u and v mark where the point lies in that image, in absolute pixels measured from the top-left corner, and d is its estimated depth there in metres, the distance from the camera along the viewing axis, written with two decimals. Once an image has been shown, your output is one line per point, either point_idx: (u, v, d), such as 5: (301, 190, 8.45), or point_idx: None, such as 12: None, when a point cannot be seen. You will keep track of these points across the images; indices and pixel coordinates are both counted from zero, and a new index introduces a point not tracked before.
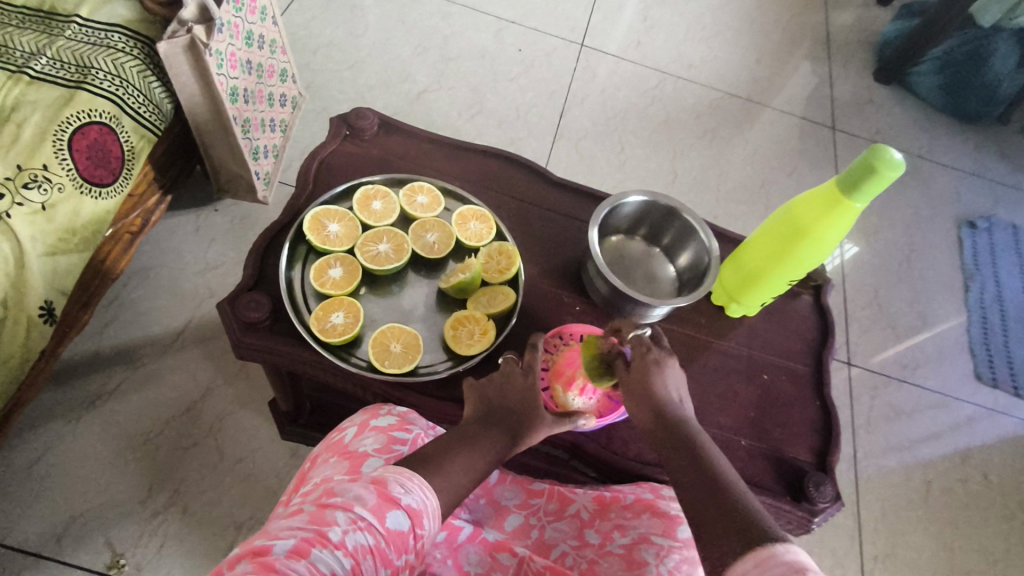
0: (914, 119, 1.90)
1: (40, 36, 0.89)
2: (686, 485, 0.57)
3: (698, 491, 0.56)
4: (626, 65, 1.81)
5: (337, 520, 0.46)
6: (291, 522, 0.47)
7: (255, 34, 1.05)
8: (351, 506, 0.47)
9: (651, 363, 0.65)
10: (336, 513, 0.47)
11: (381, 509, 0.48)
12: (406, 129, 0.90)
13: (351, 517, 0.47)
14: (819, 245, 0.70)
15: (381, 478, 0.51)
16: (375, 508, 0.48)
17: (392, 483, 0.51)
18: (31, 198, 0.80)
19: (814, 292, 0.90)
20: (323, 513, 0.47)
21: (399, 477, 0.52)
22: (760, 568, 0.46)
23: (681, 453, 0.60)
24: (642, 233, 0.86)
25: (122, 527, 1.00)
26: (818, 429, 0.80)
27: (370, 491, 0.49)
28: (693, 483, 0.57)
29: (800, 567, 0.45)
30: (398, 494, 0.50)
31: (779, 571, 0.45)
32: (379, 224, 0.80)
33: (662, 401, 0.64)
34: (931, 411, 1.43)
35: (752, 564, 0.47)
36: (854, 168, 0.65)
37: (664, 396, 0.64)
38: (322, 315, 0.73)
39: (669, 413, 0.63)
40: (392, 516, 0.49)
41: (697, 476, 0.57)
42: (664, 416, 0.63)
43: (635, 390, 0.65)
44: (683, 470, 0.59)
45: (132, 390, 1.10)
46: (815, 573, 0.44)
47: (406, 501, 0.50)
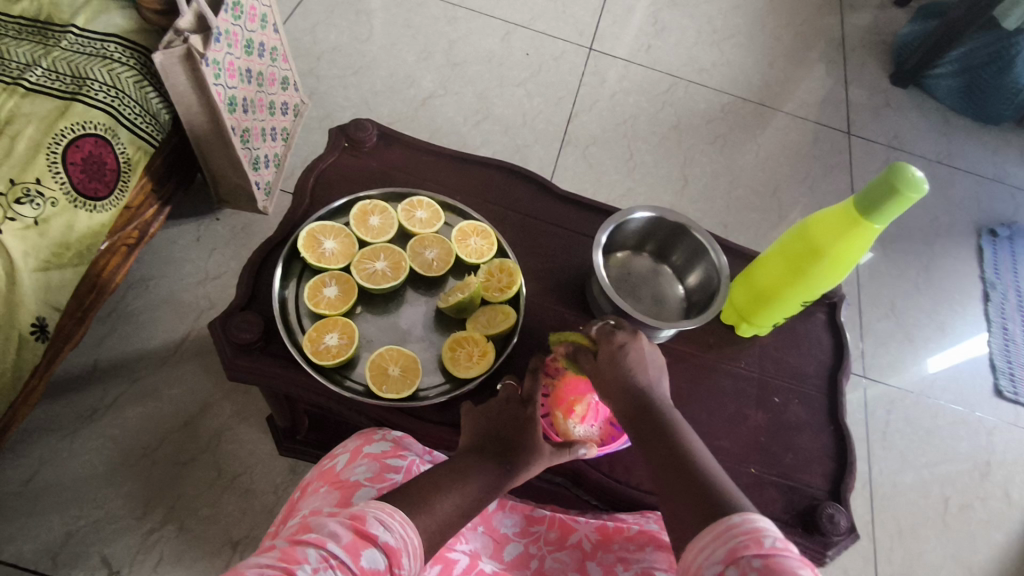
0: (932, 122, 1.85)
1: (36, 46, 0.88)
2: (665, 475, 0.55)
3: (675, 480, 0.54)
4: (635, 69, 1.77)
5: (308, 558, 0.43)
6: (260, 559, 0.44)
7: (255, 42, 1.04)
8: (324, 543, 0.45)
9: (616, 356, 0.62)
10: (307, 550, 0.44)
11: (356, 546, 0.46)
12: (406, 141, 0.87)
13: (322, 554, 0.44)
14: (835, 266, 0.67)
15: (360, 514, 0.49)
16: (349, 545, 0.45)
17: (371, 520, 0.48)
18: (24, 212, 0.79)
19: (828, 309, 0.87)
20: (293, 550, 0.44)
21: (379, 513, 0.49)
22: (718, 541, 0.46)
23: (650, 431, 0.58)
24: (649, 249, 0.83)
25: (118, 543, 0.98)
26: (832, 455, 0.77)
27: (346, 527, 0.47)
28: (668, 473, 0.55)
29: (756, 530, 0.46)
30: (375, 531, 0.48)
31: (738, 540, 0.45)
32: (377, 240, 0.78)
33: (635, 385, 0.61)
34: (951, 427, 1.39)
35: (714, 540, 0.47)
36: (873, 187, 0.61)
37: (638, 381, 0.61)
38: (315, 336, 0.70)
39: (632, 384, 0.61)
40: (368, 554, 0.46)
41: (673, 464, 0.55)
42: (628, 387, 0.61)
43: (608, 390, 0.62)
44: (659, 458, 0.56)
45: (130, 403, 1.09)
46: (772, 536, 0.45)
47: (384, 538, 0.48)
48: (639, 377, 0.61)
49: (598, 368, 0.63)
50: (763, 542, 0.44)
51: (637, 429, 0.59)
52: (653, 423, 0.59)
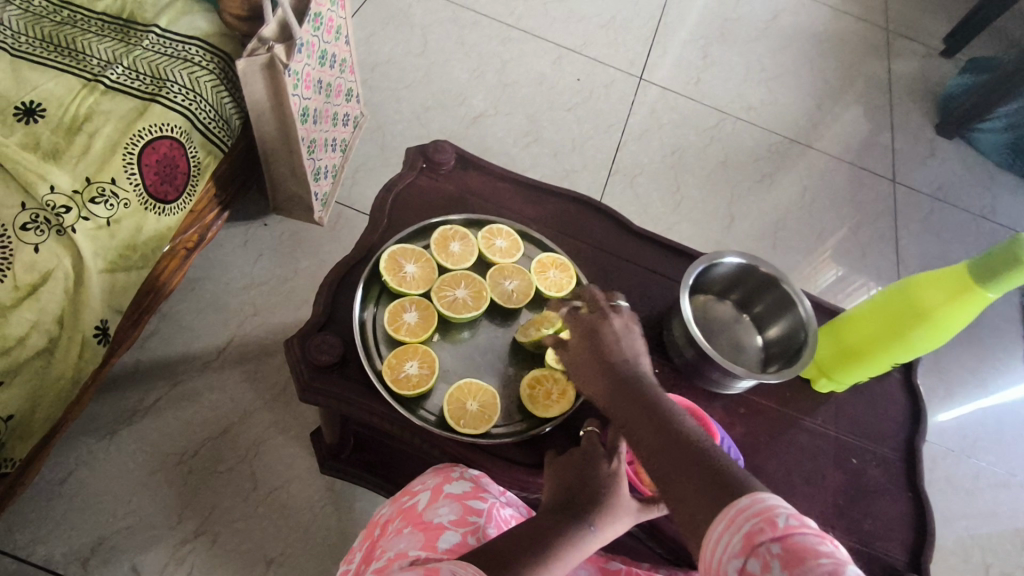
0: (977, 176, 1.84)
1: (118, 44, 0.87)
2: (653, 446, 0.50)
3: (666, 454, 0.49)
4: (684, 101, 1.77)
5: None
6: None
7: (328, 54, 1.03)
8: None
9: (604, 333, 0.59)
10: None
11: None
12: (485, 166, 0.86)
13: None
14: (936, 331, 0.65)
15: (435, 568, 0.47)
16: None
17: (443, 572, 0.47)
18: (97, 212, 0.77)
19: (903, 369, 0.85)
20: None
21: (452, 566, 0.48)
22: (733, 528, 0.43)
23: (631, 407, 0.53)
24: (733, 297, 0.81)
25: (150, 553, 0.96)
26: (911, 523, 0.74)
27: None
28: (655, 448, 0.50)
29: (768, 509, 0.43)
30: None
31: (751, 522, 0.42)
32: (457, 267, 0.76)
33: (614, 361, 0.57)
34: (992, 489, 1.36)
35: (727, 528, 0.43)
36: (993, 255, 0.60)
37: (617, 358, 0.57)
38: (395, 363, 0.68)
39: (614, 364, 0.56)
40: None
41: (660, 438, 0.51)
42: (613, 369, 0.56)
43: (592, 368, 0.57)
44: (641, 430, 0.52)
45: (169, 407, 1.06)
46: (785, 513, 0.42)
47: None
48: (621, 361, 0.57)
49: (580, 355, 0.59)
50: (776, 522, 0.42)
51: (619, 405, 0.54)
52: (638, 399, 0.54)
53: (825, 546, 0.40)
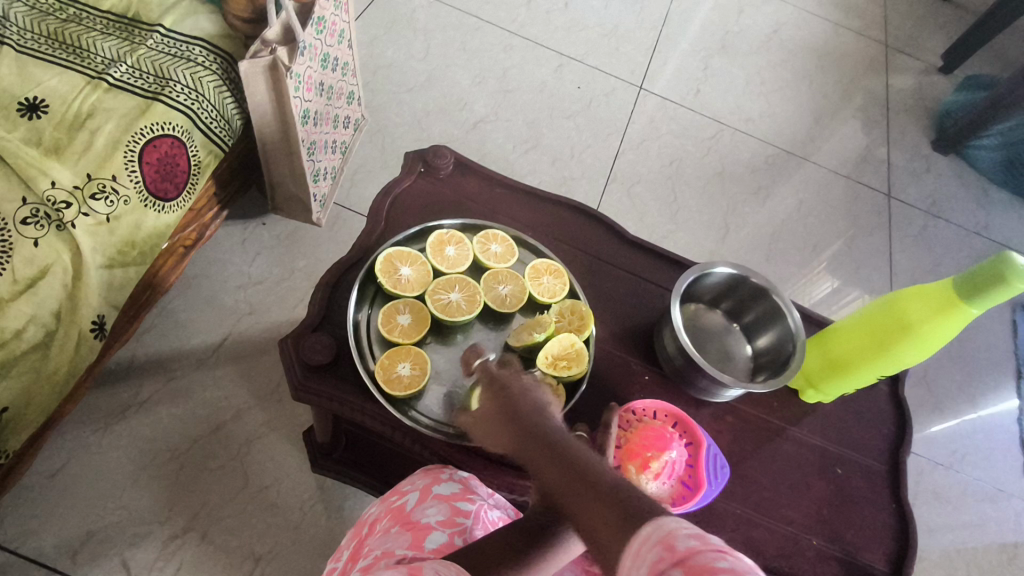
0: (971, 192, 1.85)
1: (122, 43, 0.88)
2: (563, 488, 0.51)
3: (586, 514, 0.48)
4: (682, 112, 1.78)
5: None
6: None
7: (331, 57, 1.04)
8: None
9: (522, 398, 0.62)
10: None
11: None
12: (482, 171, 0.87)
13: None
14: (921, 344, 0.66)
15: (418, 568, 0.48)
16: None
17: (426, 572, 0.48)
18: (97, 209, 0.78)
19: (890, 381, 0.86)
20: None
21: (435, 566, 0.49)
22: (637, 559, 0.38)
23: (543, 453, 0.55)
24: (724, 306, 0.82)
25: (140, 548, 0.96)
26: (893, 534, 0.75)
27: None
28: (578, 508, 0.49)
29: (669, 533, 0.38)
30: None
31: (653, 553, 0.37)
32: (451, 271, 0.77)
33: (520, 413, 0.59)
34: (978, 504, 1.37)
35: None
36: (978, 271, 0.61)
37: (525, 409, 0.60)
38: (388, 364, 0.69)
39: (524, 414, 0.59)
40: None
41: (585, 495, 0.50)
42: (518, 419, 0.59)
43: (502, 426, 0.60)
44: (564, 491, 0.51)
45: (163, 403, 1.07)
46: (684, 534, 0.37)
47: None
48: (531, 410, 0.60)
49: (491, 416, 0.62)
50: (676, 546, 0.36)
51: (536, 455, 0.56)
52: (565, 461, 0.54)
53: (723, 560, 0.34)
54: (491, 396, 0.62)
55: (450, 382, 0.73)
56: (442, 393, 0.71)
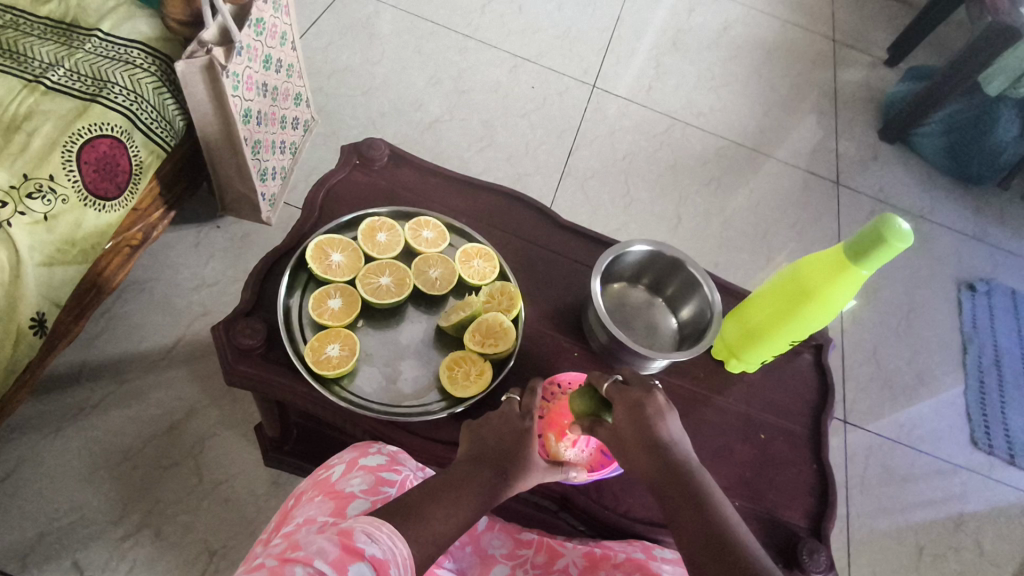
0: (916, 178, 1.92)
1: (60, 47, 0.90)
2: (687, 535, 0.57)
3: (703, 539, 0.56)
4: (635, 108, 1.83)
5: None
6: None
7: (273, 58, 1.06)
8: (310, 561, 0.45)
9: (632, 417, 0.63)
10: (294, 569, 0.44)
11: (342, 562, 0.46)
12: (416, 162, 0.90)
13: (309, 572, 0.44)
14: (824, 308, 0.70)
15: (348, 529, 0.49)
16: (335, 561, 0.45)
17: (357, 534, 0.49)
18: (34, 207, 0.80)
19: (814, 351, 0.90)
20: (280, 570, 0.44)
21: (366, 527, 0.50)
22: None
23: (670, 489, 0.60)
24: (646, 281, 0.86)
25: (92, 548, 0.96)
26: (814, 492, 0.79)
27: (333, 544, 0.47)
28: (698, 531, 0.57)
29: None
30: (362, 544, 0.48)
31: None
32: (382, 257, 0.80)
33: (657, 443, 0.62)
34: (927, 475, 1.41)
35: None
36: (862, 236, 0.65)
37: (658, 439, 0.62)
38: (318, 346, 0.72)
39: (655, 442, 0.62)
40: (355, 567, 0.46)
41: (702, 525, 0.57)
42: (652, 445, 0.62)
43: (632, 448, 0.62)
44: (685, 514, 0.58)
45: (115, 405, 1.07)
46: None
47: (371, 551, 0.48)
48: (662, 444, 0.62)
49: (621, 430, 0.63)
50: None
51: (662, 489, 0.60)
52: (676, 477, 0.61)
53: None
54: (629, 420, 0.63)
55: (383, 362, 0.75)
56: (373, 372, 0.74)
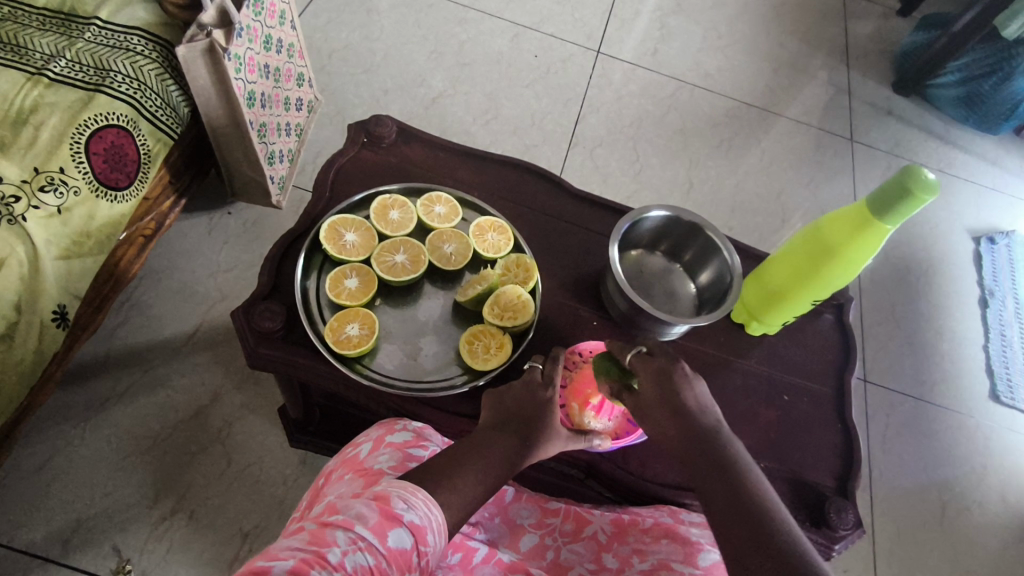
0: (933, 131, 1.87)
1: (60, 37, 0.89)
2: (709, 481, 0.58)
3: (732, 506, 0.55)
4: (641, 72, 1.79)
5: (337, 541, 0.44)
6: (290, 542, 0.45)
7: (273, 38, 1.05)
8: (351, 525, 0.46)
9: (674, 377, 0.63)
10: (336, 532, 0.45)
11: (382, 528, 0.47)
12: (424, 136, 0.89)
13: (351, 537, 0.45)
14: (848, 265, 0.69)
15: (384, 495, 0.50)
16: (375, 527, 0.47)
17: (395, 499, 0.50)
18: (47, 201, 0.80)
19: (836, 311, 0.89)
20: (322, 532, 0.45)
21: (401, 493, 0.51)
22: None
23: (692, 442, 0.61)
24: (663, 248, 0.85)
25: (128, 532, 0.98)
26: (839, 452, 0.79)
27: (371, 509, 0.48)
28: (726, 500, 0.56)
29: None
30: (400, 511, 0.49)
31: None
32: (396, 234, 0.80)
33: (687, 406, 0.62)
34: (949, 431, 1.40)
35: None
36: (886, 189, 0.63)
37: (692, 402, 0.63)
38: (337, 326, 0.72)
39: (688, 408, 0.62)
40: (394, 534, 0.47)
41: (728, 491, 0.56)
42: (681, 408, 0.62)
43: (660, 404, 0.63)
44: (715, 486, 0.57)
45: (141, 393, 1.09)
46: None
47: (408, 518, 0.49)
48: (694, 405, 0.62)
49: (656, 391, 0.63)
50: None
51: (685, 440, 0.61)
52: (703, 444, 0.60)
53: None
54: (662, 383, 0.63)
55: (402, 340, 0.75)
56: (393, 350, 0.74)
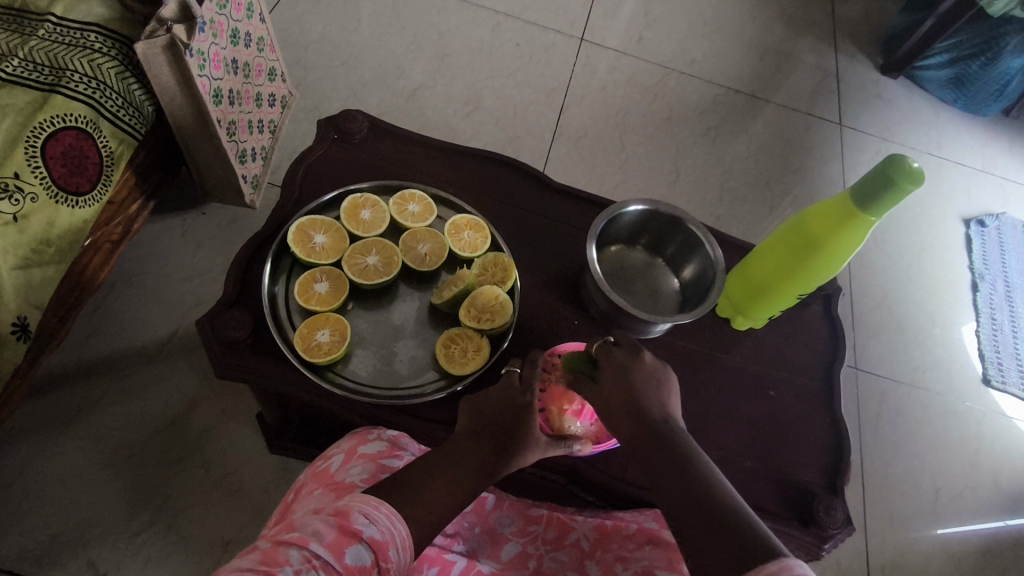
0: (921, 113, 1.85)
1: (12, 36, 0.85)
2: (663, 478, 0.54)
3: (691, 503, 0.50)
4: (626, 60, 1.76)
5: (289, 560, 0.43)
6: (242, 562, 0.43)
7: (240, 32, 1.01)
8: (306, 542, 0.44)
9: (627, 368, 0.61)
10: (289, 550, 0.43)
11: (340, 545, 0.45)
12: (396, 132, 0.85)
13: (305, 555, 0.43)
14: (832, 258, 0.67)
15: (344, 509, 0.48)
16: (332, 544, 0.45)
17: (355, 514, 0.48)
18: (2, 208, 0.76)
19: (823, 302, 0.87)
20: (275, 550, 0.43)
21: (363, 507, 0.49)
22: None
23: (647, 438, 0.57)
24: (644, 242, 0.83)
25: (104, 546, 0.95)
26: (827, 448, 0.77)
27: (329, 525, 0.46)
28: (683, 497, 0.51)
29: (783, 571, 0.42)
30: (360, 526, 0.47)
31: None
32: (368, 235, 0.77)
33: (642, 398, 0.59)
34: (941, 417, 1.39)
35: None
36: (870, 179, 0.61)
37: (648, 393, 0.60)
38: (307, 333, 0.69)
39: (641, 398, 0.59)
40: (353, 550, 0.45)
41: (687, 490, 0.51)
42: (634, 398, 0.59)
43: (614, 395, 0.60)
44: (670, 484, 0.53)
45: (116, 402, 1.06)
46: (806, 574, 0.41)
47: (369, 532, 0.47)
48: (649, 396, 0.60)
49: (610, 384, 0.61)
50: None
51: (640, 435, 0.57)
52: (662, 442, 0.56)
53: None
54: (614, 376, 0.60)
55: (376, 345, 0.72)
56: (367, 356, 0.72)
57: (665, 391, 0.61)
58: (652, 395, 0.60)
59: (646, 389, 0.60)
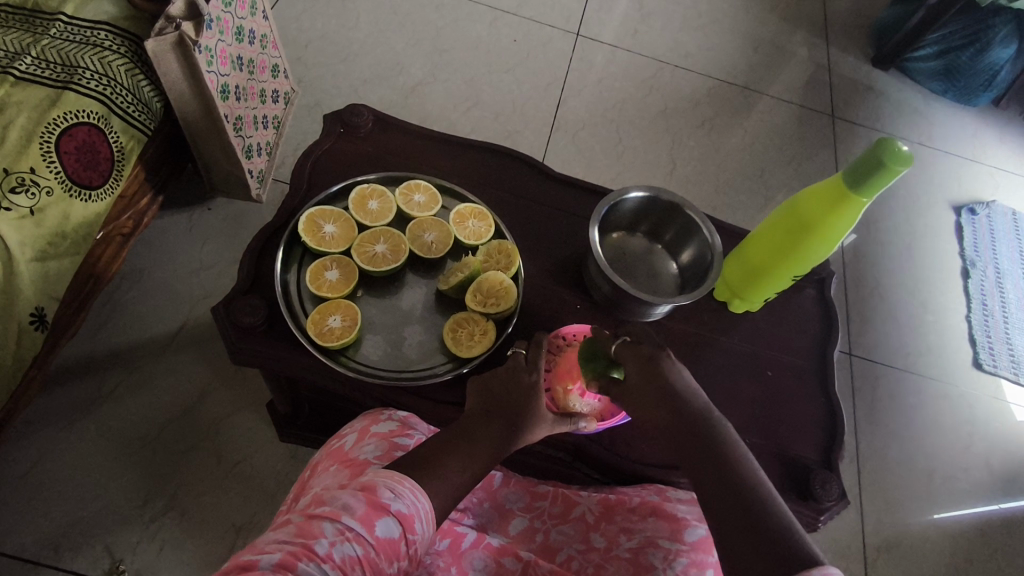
0: (913, 104, 1.88)
1: (24, 35, 0.87)
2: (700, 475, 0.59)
3: (729, 499, 0.55)
4: (622, 54, 1.78)
5: (324, 532, 0.45)
6: (277, 535, 0.45)
7: (245, 29, 1.03)
8: (338, 516, 0.46)
9: (656, 368, 0.65)
10: (323, 523, 0.45)
11: (370, 518, 0.47)
12: (401, 125, 0.88)
13: (338, 528, 0.45)
14: (825, 239, 0.69)
15: (371, 484, 0.50)
16: (362, 517, 0.47)
17: (381, 489, 0.50)
18: (19, 202, 0.78)
19: (817, 286, 0.90)
20: (309, 524, 0.45)
21: (388, 482, 0.51)
22: None
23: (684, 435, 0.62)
24: (643, 229, 0.85)
25: (120, 533, 0.98)
26: (823, 425, 0.80)
27: (358, 499, 0.48)
28: (721, 493, 0.56)
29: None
30: (387, 500, 0.49)
31: None
32: (376, 224, 0.79)
33: (678, 396, 0.64)
34: (934, 400, 1.42)
35: None
36: (861, 162, 0.63)
37: (679, 390, 0.64)
38: (319, 319, 0.72)
39: (675, 398, 0.63)
40: (382, 523, 0.47)
41: (725, 486, 0.56)
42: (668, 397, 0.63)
43: (647, 394, 0.64)
44: (708, 479, 0.58)
45: (128, 394, 1.08)
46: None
47: (397, 507, 0.49)
48: (682, 392, 0.64)
49: (643, 386, 0.65)
50: None
51: (677, 432, 0.62)
52: (699, 439, 0.61)
53: None
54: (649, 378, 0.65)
55: (385, 330, 0.75)
56: (377, 340, 0.74)
57: (694, 388, 0.65)
58: (682, 391, 0.64)
59: (678, 388, 0.64)
